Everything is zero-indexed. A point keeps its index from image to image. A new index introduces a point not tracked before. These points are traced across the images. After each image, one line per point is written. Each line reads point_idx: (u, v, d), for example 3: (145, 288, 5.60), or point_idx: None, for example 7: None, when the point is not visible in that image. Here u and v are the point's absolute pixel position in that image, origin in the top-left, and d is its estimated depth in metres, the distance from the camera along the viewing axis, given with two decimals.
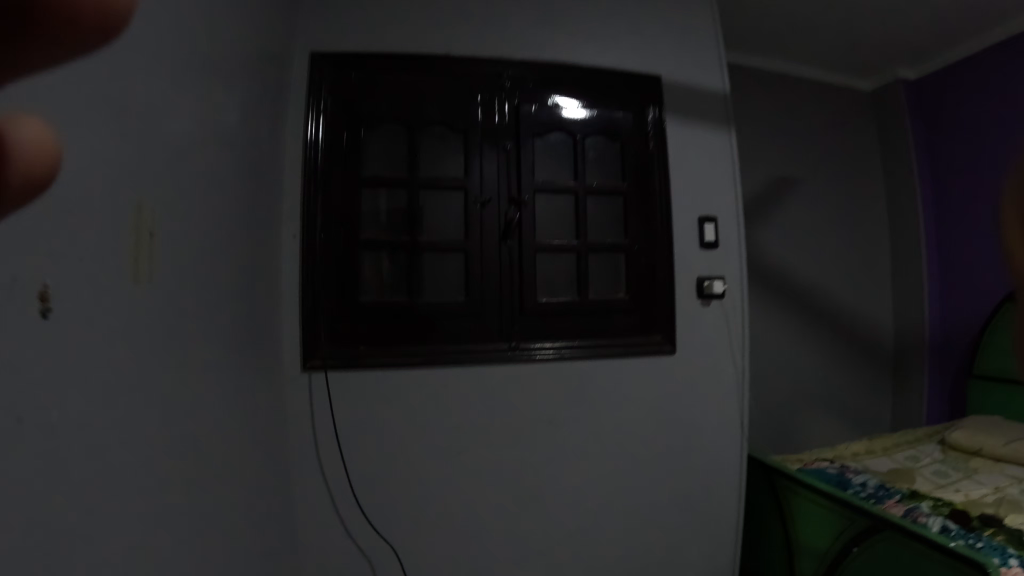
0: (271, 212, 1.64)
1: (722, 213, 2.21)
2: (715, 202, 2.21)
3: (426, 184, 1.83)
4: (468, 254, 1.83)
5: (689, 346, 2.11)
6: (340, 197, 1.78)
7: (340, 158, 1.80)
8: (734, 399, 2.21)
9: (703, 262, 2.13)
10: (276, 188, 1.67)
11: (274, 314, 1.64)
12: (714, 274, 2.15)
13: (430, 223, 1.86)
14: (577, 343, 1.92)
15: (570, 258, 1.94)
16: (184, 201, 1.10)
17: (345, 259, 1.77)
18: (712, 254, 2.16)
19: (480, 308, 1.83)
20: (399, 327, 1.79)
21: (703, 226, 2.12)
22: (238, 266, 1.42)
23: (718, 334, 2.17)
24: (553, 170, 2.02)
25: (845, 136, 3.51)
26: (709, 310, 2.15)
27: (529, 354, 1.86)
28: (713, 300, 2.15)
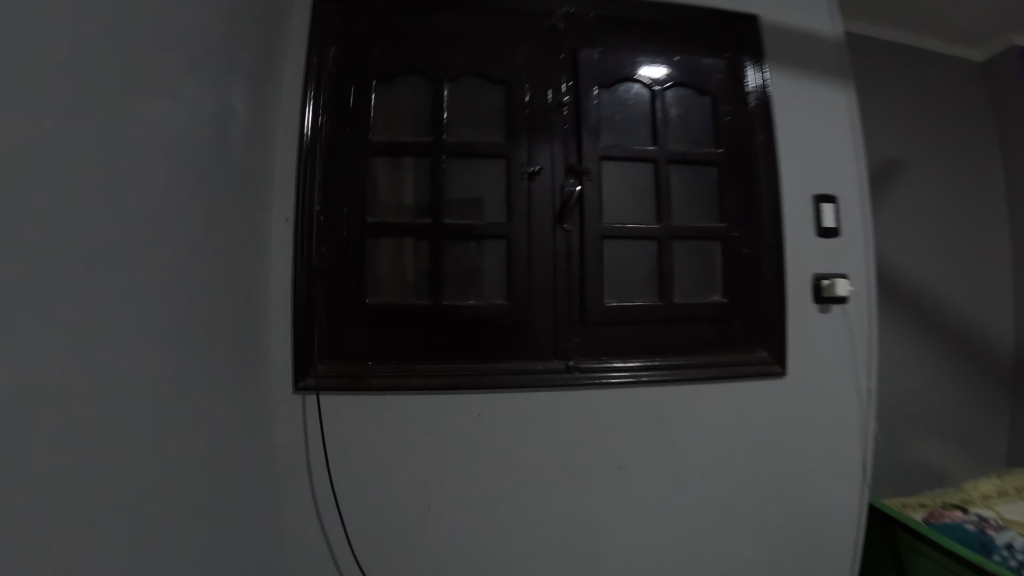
0: (255, 186, 1.22)
1: (841, 191, 1.71)
2: (834, 178, 1.71)
3: (454, 149, 1.33)
4: (511, 241, 1.32)
5: (802, 366, 1.61)
6: (347, 171, 1.35)
7: (348, 122, 1.37)
8: (856, 435, 1.68)
9: (821, 258, 1.63)
10: (260, 155, 1.25)
11: (257, 319, 1.23)
12: (833, 270, 1.64)
13: (460, 200, 1.36)
14: (658, 364, 1.40)
15: (651, 246, 1.42)
16: (85, 159, 0.69)
17: (351, 249, 1.33)
18: (830, 244, 1.64)
19: (527, 315, 1.32)
20: (419, 340, 1.33)
21: (821, 206, 1.62)
22: (207, 259, 1.03)
23: (838, 348, 1.65)
24: (623, 137, 1.50)
25: (956, 104, 2.54)
26: (826, 317, 1.64)
27: (598, 376, 1.35)
28: (834, 304, 1.63)
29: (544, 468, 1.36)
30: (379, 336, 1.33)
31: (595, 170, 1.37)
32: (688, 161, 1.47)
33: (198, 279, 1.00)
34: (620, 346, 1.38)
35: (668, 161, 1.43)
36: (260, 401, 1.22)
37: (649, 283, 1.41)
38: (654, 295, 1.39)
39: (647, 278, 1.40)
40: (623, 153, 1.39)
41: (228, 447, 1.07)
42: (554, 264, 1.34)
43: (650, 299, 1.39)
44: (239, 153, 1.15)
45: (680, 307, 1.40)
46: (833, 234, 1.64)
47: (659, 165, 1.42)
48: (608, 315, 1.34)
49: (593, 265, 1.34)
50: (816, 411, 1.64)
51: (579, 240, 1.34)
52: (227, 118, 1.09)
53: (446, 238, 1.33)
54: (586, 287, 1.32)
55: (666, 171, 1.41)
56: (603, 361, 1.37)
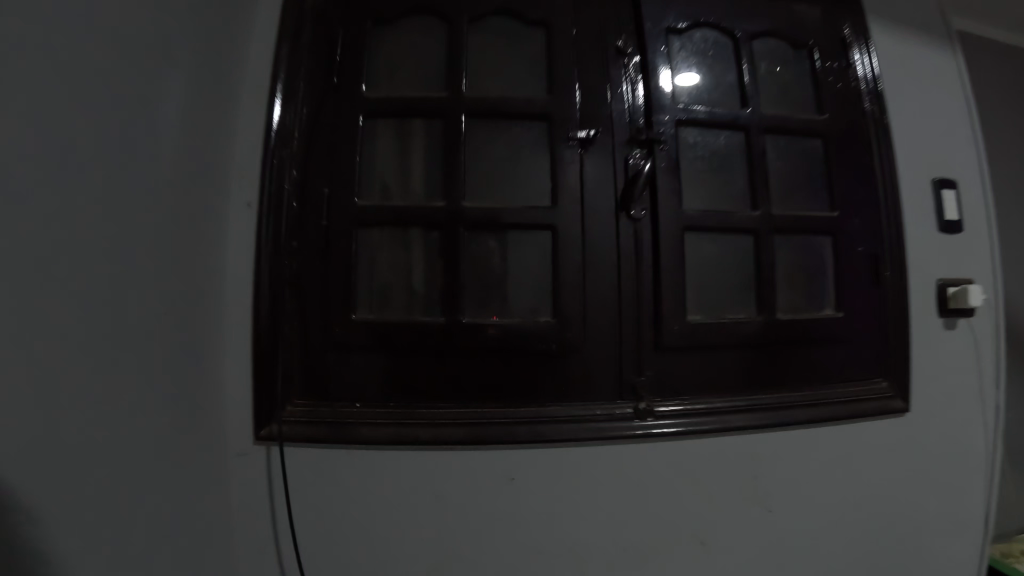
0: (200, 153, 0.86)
1: (964, 173, 1.34)
2: (954, 158, 1.34)
3: (476, 106, 0.95)
4: (557, 232, 0.93)
5: (923, 397, 1.23)
6: (334, 139, 1.00)
7: (333, 79, 1.01)
8: (987, 485, 1.30)
9: (948, 262, 1.27)
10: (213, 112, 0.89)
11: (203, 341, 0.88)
12: (959, 274, 1.28)
13: (483, 175, 0.97)
14: (762, 405, 1.00)
15: (745, 243, 1.03)
16: None
17: (334, 243, 0.97)
18: (951, 241, 1.29)
19: (582, 337, 0.93)
20: (428, 373, 0.94)
21: (941, 192, 1.27)
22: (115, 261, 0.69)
23: (968, 374, 1.28)
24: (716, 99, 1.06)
25: None
26: (949, 334, 1.28)
27: (683, 428, 0.93)
28: (961, 317, 1.27)
29: (605, 548, 0.96)
30: (370, 367, 0.95)
31: (669, 140, 0.97)
32: (782, 133, 1.11)
33: (91, 293, 0.64)
34: (708, 378, 0.99)
35: (762, 129, 1.05)
36: (206, 461, 0.86)
37: (744, 291, 1.02)
38: (752, 309, 1.01)
39: (740, 285, 1.02)
40: (706, 119, 1.00)
41: (143, 546, 0.71)
42: (615, 266, 0.94)
43: (744, 316, 1.01)
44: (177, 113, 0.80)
45: (785, 325, 1.02)
46: (957, 229, 1.29)
47: (749, 136, 1.03)
48: (688, 338, 0.95)
49: (669, 267, 0.94)
50: (941, 456, 1.25)
51: (652, 233, 0.95)
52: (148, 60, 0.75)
53: (466, 227, 0.94)
54: (660, 297, 0.94)
55: (759, 146, 1.03)
56: (690, 403, 0.96)
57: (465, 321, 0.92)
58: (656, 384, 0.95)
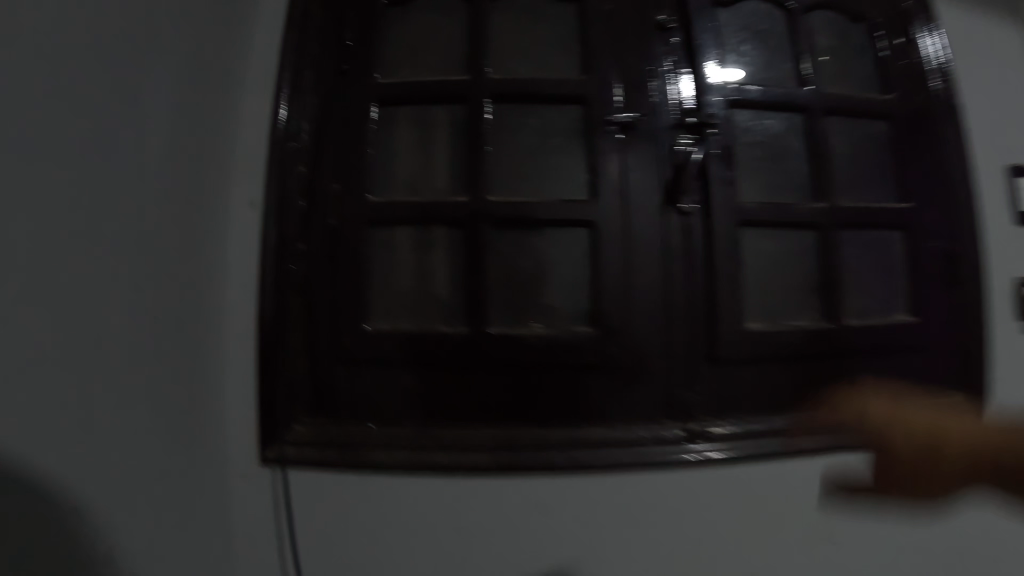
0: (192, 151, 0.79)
1: None
2: None
3: (503, 88, 0.84)
4: (597, 230, 0.82)
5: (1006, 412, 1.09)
6: (345, 130, 0.90)
7: (342, 65, 0.91)
8: None
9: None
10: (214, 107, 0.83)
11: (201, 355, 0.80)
12: None
13: (514, 167, 0.85)
14: (825, 426, 0.87)
15: (808, 239, 0.90)
16: None
17: (345, 244, 0.87)
18: None
19: (625, 348, 0.81)
20: (449, 389, 0.84)
21: None
22: (92, 264, 0.61)
23: None
24: (776, 77, 0.92)
25: None
26: None
27: (734, 451, 0.82)
28: None
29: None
30: (386, 383, 0.85)
31: (721, 124, 0.85)
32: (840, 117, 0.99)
33: (66, 300, 0.57)
34: (768, 393, 0.87)
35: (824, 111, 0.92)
36: (205, 483, 0.79)
37: (807, 293, 0.90)
38: (816, 314, 0.90)
39: (802, 287, 0.90)
40: (761, 100, 0.87)
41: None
42: (662, 268, 0.83)
43: (806, 322, 0.89)
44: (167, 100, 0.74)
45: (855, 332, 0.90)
46: None
47: (809, 119, 0.91)
48: (745, 348, 0.84)
49: (723, 268, 0.83)
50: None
51: (704, 229, 0.83)
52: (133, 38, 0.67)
53: (491, 225, 0.83)
54: (715, 302, 0.83)
55: (822, 130, 0.90)
56: (746, 425, 0.85)
57: (492, 332, 0.81)
58: (710, 401, 0.84)
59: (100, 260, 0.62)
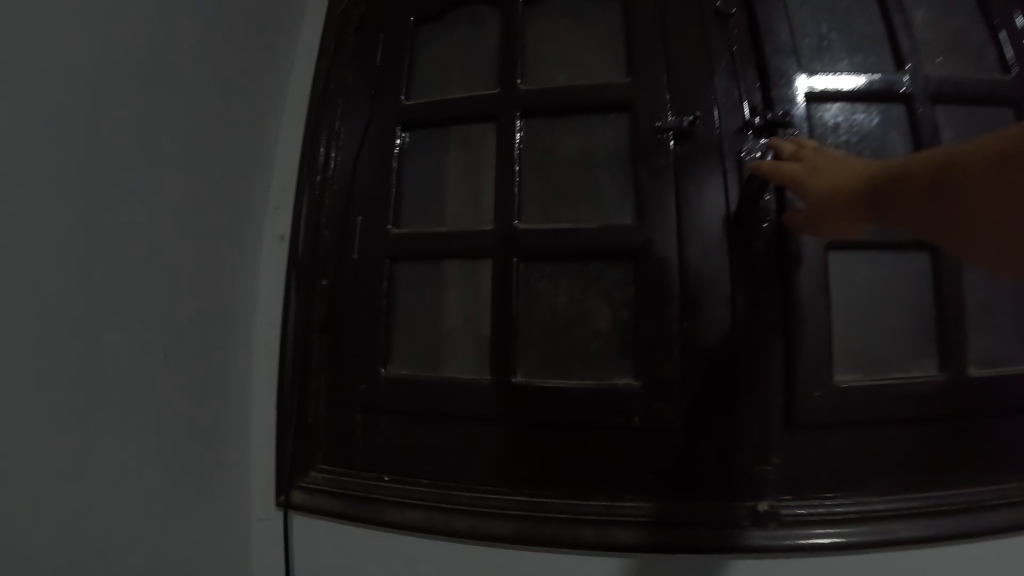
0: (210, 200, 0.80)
1: None
2: None
3: (535, 101, 0.73)
4: (643, 262, 0.68)
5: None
6: (368, 156, 0.82)
7: (364, 88, 0.84)
8: None
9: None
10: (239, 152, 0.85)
11: None
12: None
13: (549, 190, 0.72)
14: (954, 507, 0.68)
15: (921, 262, 0.72)
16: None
17: (364, 282, 0.80)
18: None
19: (677, 403, 0.68)
20: (477, 440, 0.75)
21: None
22: (98, 329, 0.64)
23: None
24: (871, 63, 0.74)
25: None
26: None
27: (808, 540, 0.66)
28: None
29: None
30: (404, 434, 0.78)
31: (802, 124, 0.69)
32: (959, 110, 0.75)
33: None
34: (862, 461, 0.69)
35: (936, 98, 0.73)
36: (223, 514, 0.83)
37: (917, 335, 0.72)
38: (930, 363, 0.71)
39: (911, 328, 0.72)
40: (849, 92, 0.71)
41: None
42: (726, 307, 0.68)
43: (918, 368, 0.71)
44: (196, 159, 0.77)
45: (987, 384, 0.70)
46: None
47: (914, 110, 0.72)
48: (827, 409, 0.68)
49: (807, 308, 0.68)
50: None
51: (778, 259, 0.68)
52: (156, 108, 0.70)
53: (518, 257, 0.71)
54: (795, 348, 0.68)
55: (931, 126, 0.71)
56: (827, 503, 0.68)
57: (518, 382, 0.71)
58: (784, 469, 0.68)
59: (115, 325, 0.66)
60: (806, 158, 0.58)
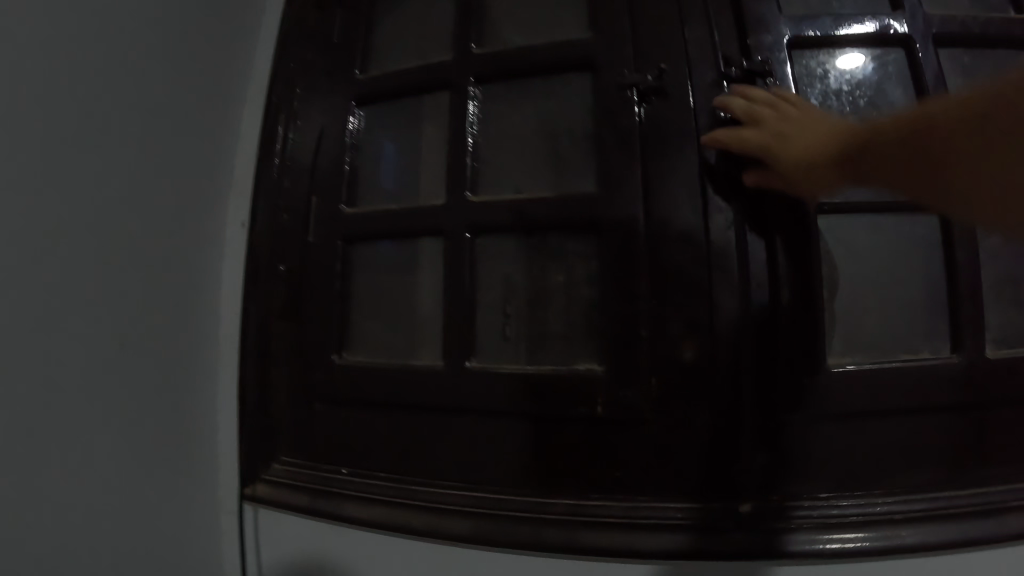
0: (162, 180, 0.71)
1: None
2: None
3: (490, 64, 0.67)
4: (607, 235, 0.61)
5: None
6: (322, 131, 0.77)
7: (321, 62, 0.79)
8: None
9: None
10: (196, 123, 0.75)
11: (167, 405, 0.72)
12: None
13: (506, 159, 0.67)
14: (965, 503, 0.60)
15: (932, 226, 0.64)
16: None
17: (318, 264, 0.74)
18: None
19: (643, 393, 0.61)
20: (436, 433, 0.69)
21: None
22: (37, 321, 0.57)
23: None
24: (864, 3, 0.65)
25: None
26: None
27: (798, 544, 0.58)
28: None
29: None
30: (363, 429, 0.72)
31: (783, 73, 0.61)
32: (964, 55, 0.65)
33: None
34: (859, 456, 0.61)
35: (939, 41, 0.64)
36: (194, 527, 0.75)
37: (919, 311, 0.64)
38: (940, 343, 0.63)
39: (912, 305, 0.64)
40: (839, 35, 0.62)
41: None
42: (700, 284, 0.61)
43: (922, 347, 0.63)
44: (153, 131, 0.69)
45: (1006, 367, 0.61)
46: None
47: (916, 53, 0.63)
48: (817, 399, 0.60)
49: (792, 285, 0.60)
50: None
51: (762, 228, 0.60)
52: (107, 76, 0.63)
53: (471, 232, 0.65)
54: (778, 330, 0.60)
55: (935, 72, 0.62)
56: (822, 505, 0.60)
57: (470, 367, 0.65)
58: (772, 465, 0.61)
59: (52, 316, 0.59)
60: (775, 122, 0.53)
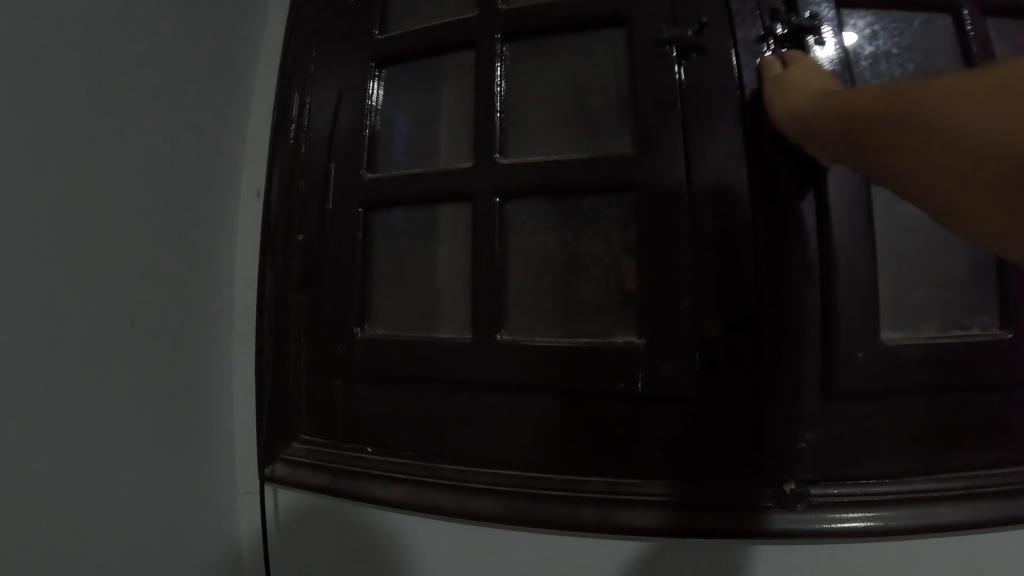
0: (174, 143, 0.68)
1: None
2: None
3: (518, 22, 0.63)
4: (647, 200, 0.58)
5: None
6: (339, 96, 0.73)
7: (334, 25, 0.75)
8: None
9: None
10: (208, 87, 0.72)
11: (182, 379, 0.69)
12: None
13: (535, 120, 0.63)
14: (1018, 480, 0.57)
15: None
16: None
17: (336, 234, 0.71)
18: None
19: (683, 367, 0.58)
20: (463, 410, 0.66)
21: None
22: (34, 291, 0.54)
23: None
24: None
25: None
26: None
27: (841, 525, 0.56)
28: None
29: None
30: (383, 404, 0.70)
31: (830, 27, 0.57)
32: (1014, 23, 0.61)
33: None
34: (908, 435, 0.58)
35: (991, 4, 0.60)
36: (210, 505, 0.72)
37: (968, 284, 0.61)
38: (988, 320, 0.60)
39: (961, 281, 0.61)
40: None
41: None
42: (746, 254, 0.58)
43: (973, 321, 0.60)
44: (154, 93, 0.65)
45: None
46: None
47: (964, 19, 0.59)
48: (867, 376, 0.57)
49: (844, 255, 0.56)
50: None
51: (816, 194, 0.56)
52: (102, 32, 0.59)
53: (501, 197, 0.62)
54: (829, 303, 0.56)
55: (983, 38, 0.59)
56: (864, 484, 0.58)
57: (502, 340, 0.62)
58: (817, 445, 0.58)
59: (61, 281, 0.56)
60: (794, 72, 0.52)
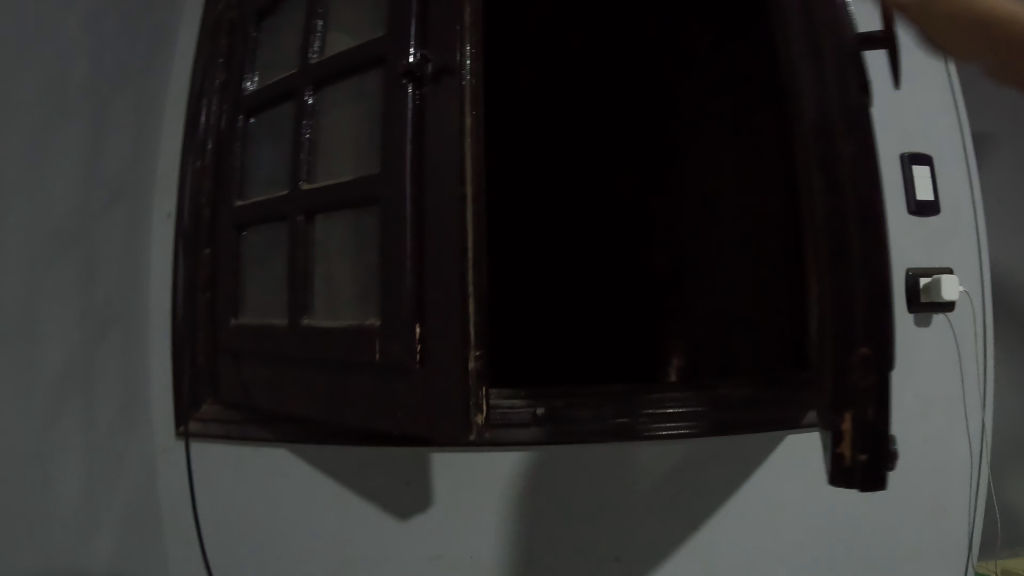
0: (105, 182, 0.98)
1: (938, 151, 1.09)
2: (930, 127, 1.09)
3: (319, 74, 0.79)
4: (388, 208, 0.70)
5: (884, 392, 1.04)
6: (223, 141, 0.95)
7: (225, 87, 0.97)
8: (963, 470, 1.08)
9: (913, 247, 1.05)
10: (128, 143, 1.02)
11: (114, 344, 0.99)
12: (933, 269, 1.05)
13: (330, 151, 0.80)
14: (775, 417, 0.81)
15: None
16: None
17: (222, 247, 0.92)
18: (927, 226, 1.06)
19: (410, 343, 0.67)
20: (282, 380, 0.82)
21: (914, 170, 1.05)
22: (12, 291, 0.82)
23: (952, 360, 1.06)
24: None
25: None
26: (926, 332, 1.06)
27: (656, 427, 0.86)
28: (940, 309, 1.04)
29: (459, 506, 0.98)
30: (247, 373, 0.88)
31: None
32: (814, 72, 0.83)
33: None
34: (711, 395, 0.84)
35: None
36: (132, 429, 1.03)
37: None
38: None
39: None
40: None
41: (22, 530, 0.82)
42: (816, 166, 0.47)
43: None
44: (92, 152, 0.96)
45: None
46: (929, 210, 1.05)
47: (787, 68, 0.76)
48: None
49: None
50: (924, 478, 1.08)
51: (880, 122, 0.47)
52: (36, 123, 0.86)
53: (305, 215, 0.79)
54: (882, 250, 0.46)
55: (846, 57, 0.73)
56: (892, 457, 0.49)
57: (304, 323, 0.78)
58: (677, 408, 0.84)
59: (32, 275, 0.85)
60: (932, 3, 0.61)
